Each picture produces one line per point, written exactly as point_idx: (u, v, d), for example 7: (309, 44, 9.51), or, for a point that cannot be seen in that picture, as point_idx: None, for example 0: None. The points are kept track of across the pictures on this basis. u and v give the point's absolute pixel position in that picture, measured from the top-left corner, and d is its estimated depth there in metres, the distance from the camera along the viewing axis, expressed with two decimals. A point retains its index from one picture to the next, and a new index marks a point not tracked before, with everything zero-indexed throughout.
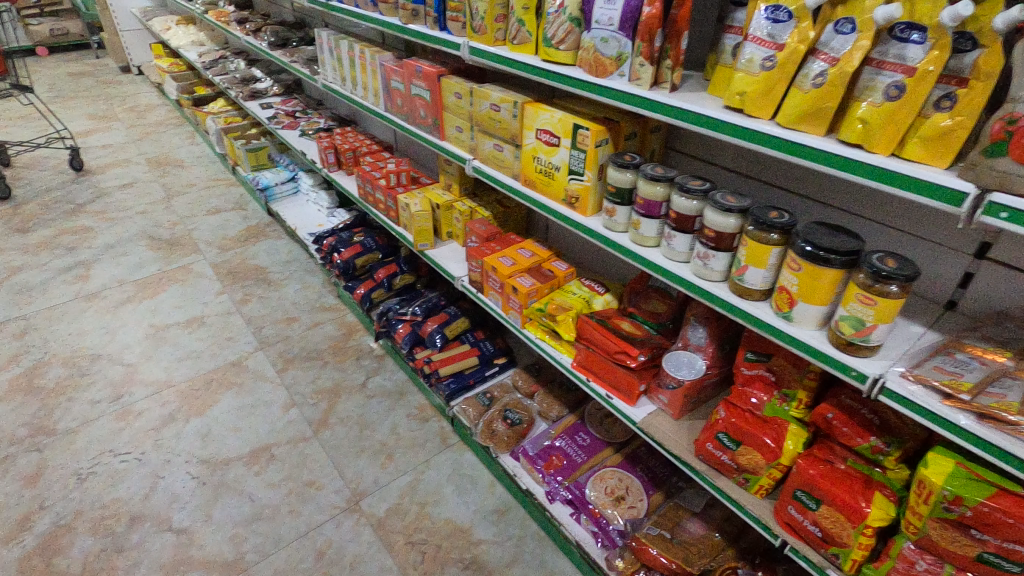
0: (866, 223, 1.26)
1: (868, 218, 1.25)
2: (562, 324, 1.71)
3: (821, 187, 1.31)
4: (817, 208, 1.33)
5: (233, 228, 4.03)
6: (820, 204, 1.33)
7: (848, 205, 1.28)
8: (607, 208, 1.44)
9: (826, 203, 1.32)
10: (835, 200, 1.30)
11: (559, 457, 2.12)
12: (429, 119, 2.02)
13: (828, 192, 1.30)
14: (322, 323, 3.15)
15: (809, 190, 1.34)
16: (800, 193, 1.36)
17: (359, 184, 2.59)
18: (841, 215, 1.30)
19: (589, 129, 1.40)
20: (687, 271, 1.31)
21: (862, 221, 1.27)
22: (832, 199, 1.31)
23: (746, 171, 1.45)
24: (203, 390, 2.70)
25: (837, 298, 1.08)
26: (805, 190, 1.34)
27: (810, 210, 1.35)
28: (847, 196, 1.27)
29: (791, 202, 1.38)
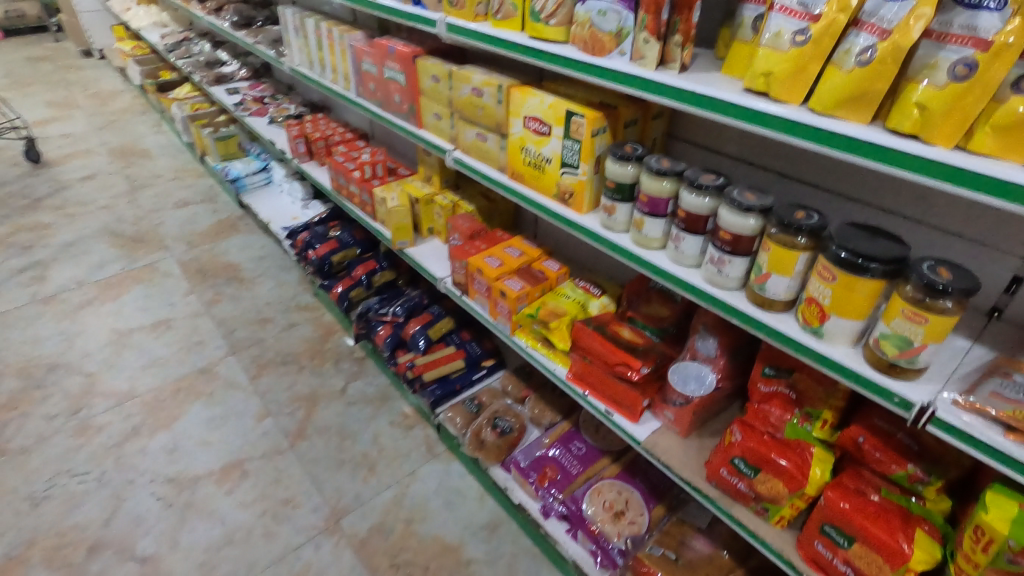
0: (898, 219, 1.12)
1: (902, 215, 1.12)
2: (556, 331, 1.56)
3: (848, 181, 1.17)
4: (842, 204, 1.19)
5: (202, 222, 3.80)
6: (845, 199, 1.19)
7: (878, 200, 1.14)
8: (605, 205, 1.28)
9: (852, 198, 1.18)
10: (864, 194, 1.16)
11: (553, 468, 1.98)
12: (405, 105, 1.83)
13: (855, 185, 1.16)
14: (299, 323, 2.97)
15: (833, 182, 1.20)
16: (822, 187, 1.21)
17: (331, 177, 2.39)
18: (869, 211, 1.16)
19: (584, 116, 1.23)
20: (698, 278, 1.16)
21: (894, 218, 1.13)
22: (860, 194, 1.16)
23: (759, 162, 1.31)
24: (169, 400, 2.52)
25: (876, 312, 0.93)
26: (828, 183, 1.20)
27: (834, 206, 1.21)
28: (879, 190, 1.13)
29: (811, 196, 1.24)
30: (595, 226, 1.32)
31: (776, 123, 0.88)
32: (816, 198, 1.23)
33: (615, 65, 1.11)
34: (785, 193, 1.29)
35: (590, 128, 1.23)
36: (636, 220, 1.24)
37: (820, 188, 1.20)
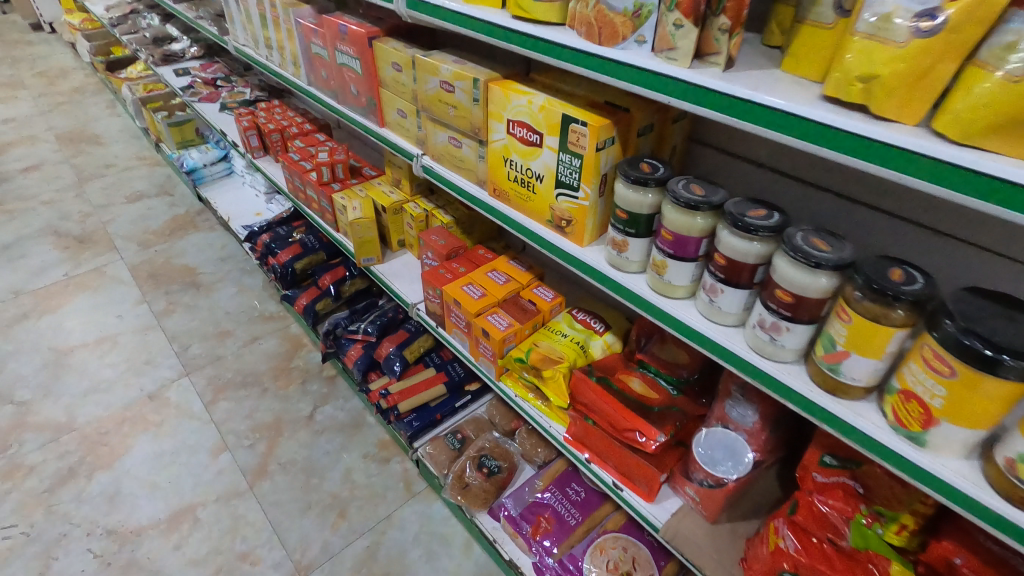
0: (995, 260, 0.86)
1: (976, 244, 0.87)
2: (550, 381, 1.28)
3: (904, 197, 0.92)
4: (894, 225, 0.95)
5: (157, 219, 3.44)
6: (899, 220, 0.94)
7: (943, 223, 0.89)
8: (614, 240, 0.99)
9: (908, 218, 0.93)
10: (925, 215, 0.91)
11: (548, 517, 1.72)
12: (363, 98, 1.50)
13: (913, 204, 0.91)
14: (262, 337, 2.66)
15: (884, 198, 0.95)
16: (869, 204, 0.97)
17: (286, 177, 2.07)
18: (931, 237, 0.91)
19: (586, 125, 0.92)
20: (740, 342, 0.88)
21: (964, 247, 0.88)
22: (920, 214, 0.91)
23: (806, 175, 1.03)
24: (112, 433, 2.22)
25: (1010, 421, 0.65)
26: (877, 200, 0.95)
27: (882, 227, 0.96)
28: (946, 212, 0.88)
29: (854, 215, 0.99)
30: (600, 264, 1.03)
31: (858, 145, 0.61)
32: (860, 217, 0.98)
33: (630, 58, 0.80)
34: (821, 210, 1.03)
35: (594, 141, 0.93)
36: (656, 261, 0.94)
37: (867, 207, 0.95)
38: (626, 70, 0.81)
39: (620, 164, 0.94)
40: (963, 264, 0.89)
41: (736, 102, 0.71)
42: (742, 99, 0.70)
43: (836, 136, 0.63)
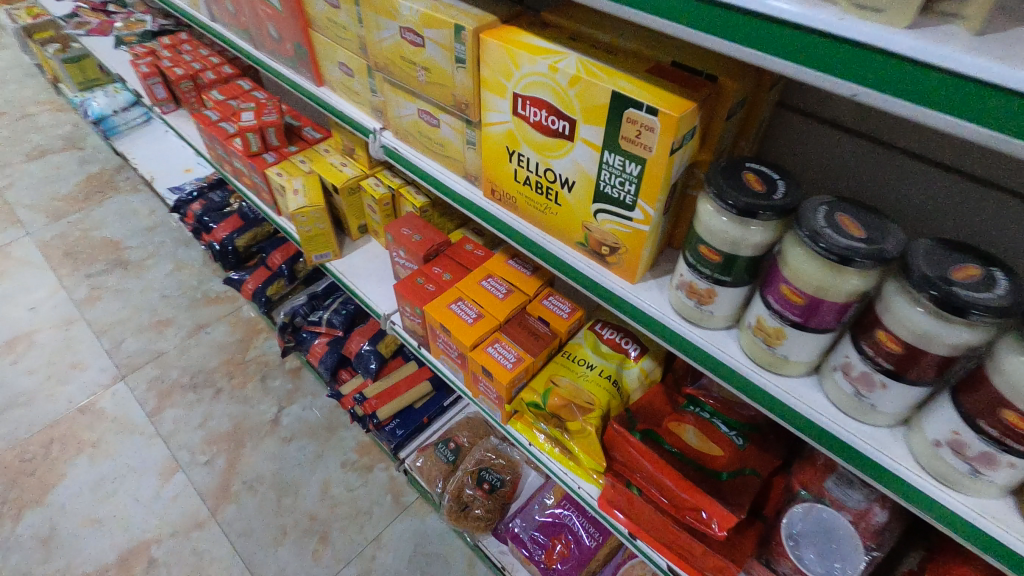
0: None
1: None
2: (576, 432, 0.98)
3: (1010, 162, 0.67)
4: (1010, 207, 0.69)
5: (67, 180, 2.89)
6: (994, 190, 0.70)
7: (982, 169, 0.70)
8: (690, 286, 0.65)
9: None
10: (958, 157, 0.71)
11: (565, 541, 1.49)
12: (288, 44, 1.07)
13: (946, 144, 0.71)
14: (209, 324, 2.28)
15: (943, 147, 0.71)
16: (886, 142, 0.76)
17: (206, 142, 1.62)
18: None
19: (656, 116, 0.55)
20: (901, 456, 0.57)
21: None
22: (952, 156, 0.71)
23: (950, 159, 0.72)
24: (38, 460, 1.88)
25: None
26: (898, 138, 0.74)
27: (1011, 215, 0.70)
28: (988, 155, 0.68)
29: (866, 157, 0.78)
30: (667, 314, 0.69)
31: None
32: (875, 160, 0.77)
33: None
34: (825, 150, 0.82)
35: (669, 142, 0.56)
36: (765, 326, 0.61)
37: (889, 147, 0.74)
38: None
39: (708, 178, 0.58)
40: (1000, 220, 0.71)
41: (768, 27, 0.46)
42: (779, 23, 0.46)
43: (862, 58, 0.43)
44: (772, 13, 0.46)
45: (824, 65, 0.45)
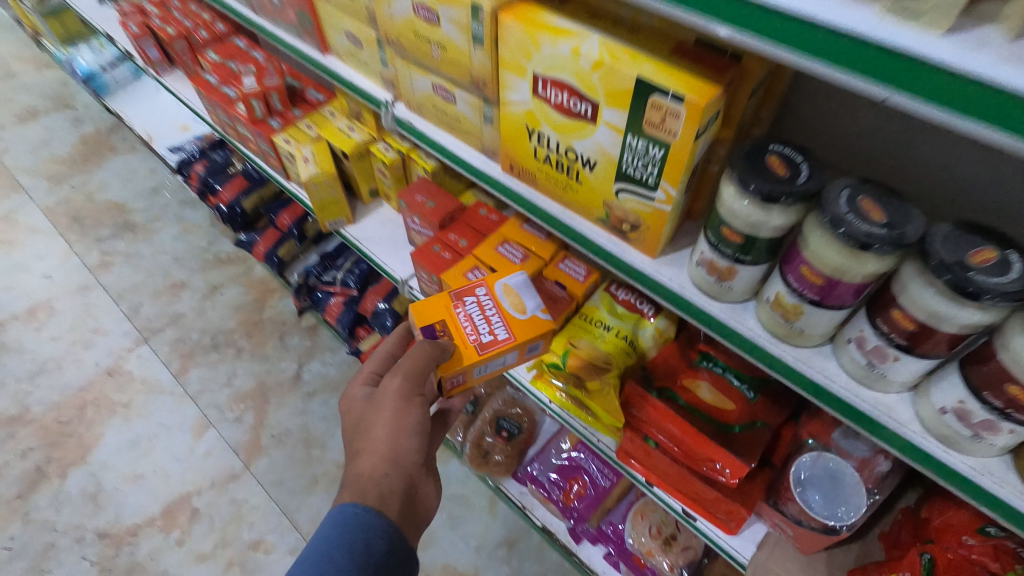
0: None
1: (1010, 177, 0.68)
2: (594, 391, 1.03)
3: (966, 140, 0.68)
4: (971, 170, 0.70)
5: (63, 143, 2.82)
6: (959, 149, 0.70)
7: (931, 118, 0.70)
8: (710, 262, 0.67)
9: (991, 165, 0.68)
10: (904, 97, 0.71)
11: (582, 482, 1.57)
12: (290, 12, 1.05)
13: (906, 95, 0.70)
14: (221, 286, 2.31)
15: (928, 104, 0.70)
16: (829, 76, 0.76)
17: (208, 107, 1.60)
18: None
19: (683, 104, 0.56)
20: (908, 420, 0.61)
21: None
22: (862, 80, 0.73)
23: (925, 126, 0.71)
24: (75, 422, 1.97)
25: None
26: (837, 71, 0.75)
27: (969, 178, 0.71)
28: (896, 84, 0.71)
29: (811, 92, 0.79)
30: (687, 290, 0.72)
31: None
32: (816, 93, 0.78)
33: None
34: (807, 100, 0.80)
35: (693, 131, 0.57)
36: (782, 302, 0.64)
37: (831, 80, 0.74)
38: None
39: (732, 162, 0.60)
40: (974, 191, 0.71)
41: (771, 16, 0.43)
42: (779, 11, 0.42)
43: (885, 65, 0.39)
44: (774, 6, 0.42)
45: (771, 36, 0.43)
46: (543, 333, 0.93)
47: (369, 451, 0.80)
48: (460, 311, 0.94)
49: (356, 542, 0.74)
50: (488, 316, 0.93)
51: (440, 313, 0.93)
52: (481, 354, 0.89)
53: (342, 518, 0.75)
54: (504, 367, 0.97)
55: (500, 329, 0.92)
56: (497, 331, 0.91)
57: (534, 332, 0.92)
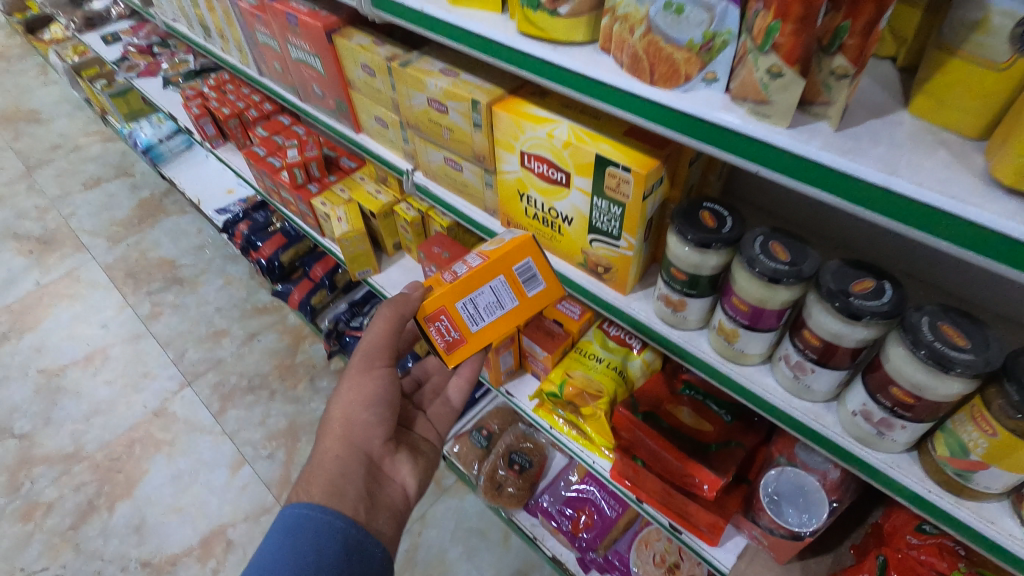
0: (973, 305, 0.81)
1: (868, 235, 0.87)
2: (589, 415, 1.18)
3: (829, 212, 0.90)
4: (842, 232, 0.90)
5: (122, 206, 3.14)
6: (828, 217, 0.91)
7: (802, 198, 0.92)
8: (666, 296, 0.83)
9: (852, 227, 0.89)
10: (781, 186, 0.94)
11: (589, 513, 1.66)
12: (330, 100, 1.27)
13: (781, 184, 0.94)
14: (258, 333, 2.51)
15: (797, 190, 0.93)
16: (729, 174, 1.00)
17: (255, 174, 1.84)
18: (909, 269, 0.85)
19: (631, 173, 0.73)
20: (832, 424, 0.74)
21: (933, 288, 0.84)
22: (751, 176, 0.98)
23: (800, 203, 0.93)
24: (124, 459, 2.15)
25: None
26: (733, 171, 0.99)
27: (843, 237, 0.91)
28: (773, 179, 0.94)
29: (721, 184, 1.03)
30: (652, 320, 0.88)
31: (979, 237, 0.46)
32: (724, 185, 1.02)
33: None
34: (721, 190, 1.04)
35: (641, 194, 0.74)
36: (724, 327, 0.79)
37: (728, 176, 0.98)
38: (610, 90, 0.64)
39: (674, 218, 0.76)
40: (962, 287, 0.81)
41: (687, 119, 0.59)
42: (695, 116, 0.59)
43: (761, 150, 0.55)
44: (691, 112, 0.58)
45: (687, 132, 0.60)
46: (523, 242, 0.87)
47: (332, 425, 0.96)
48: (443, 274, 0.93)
49: (309, 544, 0.81)
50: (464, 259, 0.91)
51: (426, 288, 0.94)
52: (453, 290, 0.85)
53: (296, 511, 0.84)
54: (501, 305, 0.88)
55: (475, 258, 0.89)
56: (472, 259, 0.89)
57: (508, 253, 0.86)
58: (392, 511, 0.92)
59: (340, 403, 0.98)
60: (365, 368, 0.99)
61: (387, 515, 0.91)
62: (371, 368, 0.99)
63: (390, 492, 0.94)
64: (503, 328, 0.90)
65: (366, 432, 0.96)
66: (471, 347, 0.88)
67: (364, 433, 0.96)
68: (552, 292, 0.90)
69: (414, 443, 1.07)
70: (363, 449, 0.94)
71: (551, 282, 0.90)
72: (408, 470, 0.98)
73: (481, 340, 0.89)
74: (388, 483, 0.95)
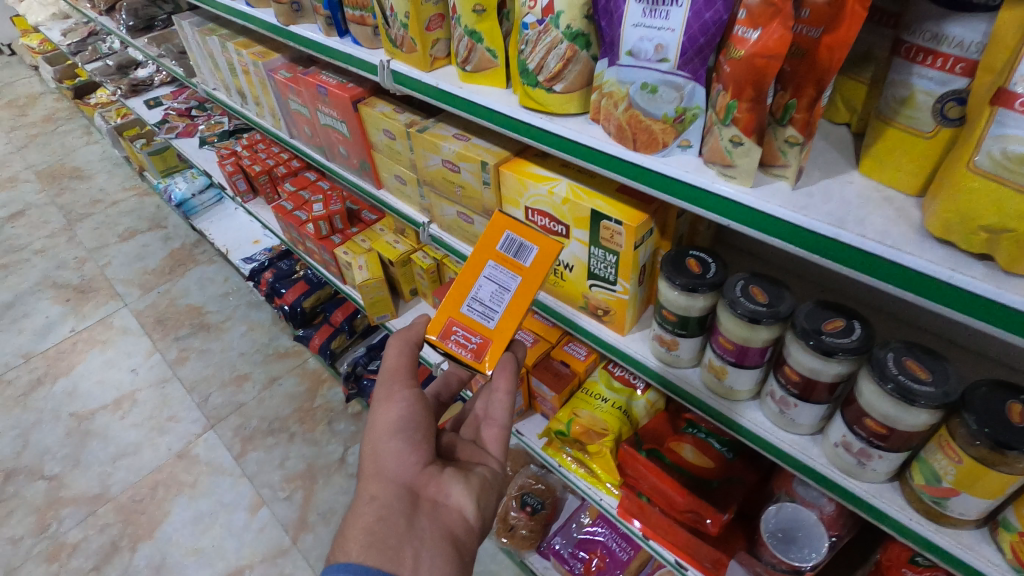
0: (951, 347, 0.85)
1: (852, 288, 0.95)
2: (595, 453, 1.23)
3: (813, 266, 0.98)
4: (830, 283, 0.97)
5: (154, 256, 3.31)
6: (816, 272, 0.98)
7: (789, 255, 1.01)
8: (659, 336, 0.90)
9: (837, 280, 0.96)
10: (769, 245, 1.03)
11: (600, 554, 1.64)
12: (354, 160, 1.39)
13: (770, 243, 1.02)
14: (280, 377, 2.60)
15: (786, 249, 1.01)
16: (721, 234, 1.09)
17: (282, 226, 1.96)
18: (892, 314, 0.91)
19: (623, 226, 0.81)
20: (817, 455, 0.79)
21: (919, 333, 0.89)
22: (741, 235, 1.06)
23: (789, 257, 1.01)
24: (147, 500, 2.21)
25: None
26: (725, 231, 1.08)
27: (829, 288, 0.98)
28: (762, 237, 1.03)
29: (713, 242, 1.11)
30: (648, 359, 0.94)
31: (920, 282, 0.53)
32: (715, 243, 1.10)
33: (645, 73, 0.65)
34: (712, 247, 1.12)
35: (631, 243, 0.82)
36: (713, 364, 0.85)
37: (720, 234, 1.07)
38: (601, 155, 0.73)
39: (663, 264, 0.84)
40: (995, 347, 0.82)
41: (667, 180, 0.68)
42: (674, 178, 0.67)
43: (729, 207, 0.64)
44: (670, 176, 0.67)
45: (669, 190, 0.68)
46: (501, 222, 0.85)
47: (367, 474, 0.85)
48: None
49: None
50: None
51: None
52: (451, 298, 0.87)
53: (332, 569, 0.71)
54: (506, 288, 0.84)
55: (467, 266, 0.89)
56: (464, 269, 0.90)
57: (485, 238, 0.86)
58: (446, 544, 0.77)
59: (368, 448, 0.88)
60: (384, 395, 0.90)
61: (439, 547, 0.76)
62: (390, 394, 0.90)
63: (441, 521, 0.79)
64: (519, 310, 0.83)
65: (399, 462, 0.84)
66: (497, 344, 0.84)
67: (397, 465, 0.84)
68: (547, 249, 0.81)
69: (470, 465, 0.91)
70: (399, 482, 0.82)
71: (542, 241, 0.82)
72: (461, 490, 0.83)
73: (504, 328, 0.84)
74: (440, 512, 0.81)
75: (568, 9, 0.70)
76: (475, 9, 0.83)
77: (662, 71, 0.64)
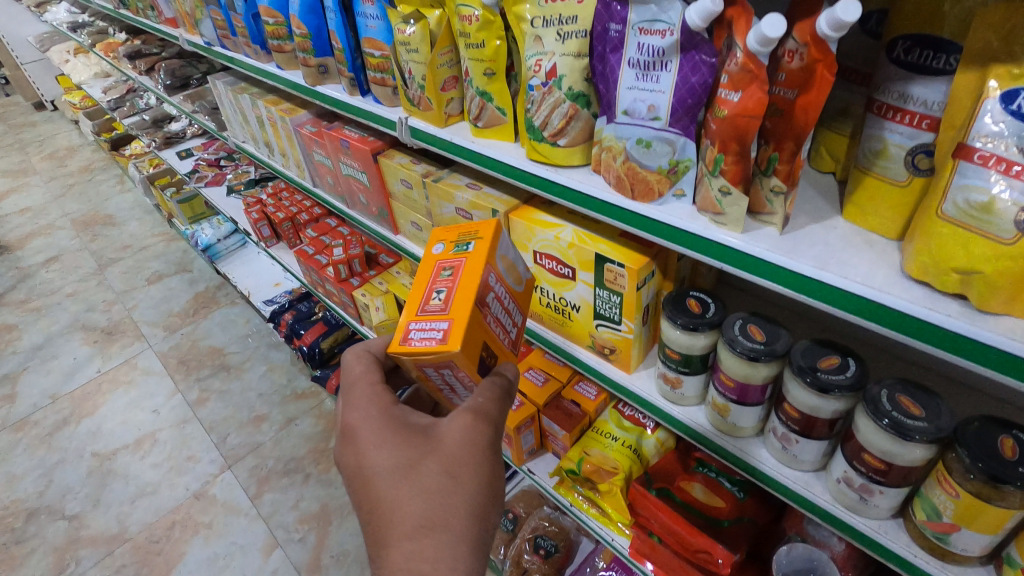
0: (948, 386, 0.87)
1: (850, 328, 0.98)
2: (606, 492, 1.24)
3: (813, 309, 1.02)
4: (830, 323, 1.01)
5: (179, 299, 3.42)
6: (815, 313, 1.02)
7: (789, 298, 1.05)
8: (664, 374, 0.93)
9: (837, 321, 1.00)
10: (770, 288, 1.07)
11: None
12: (373, 208, 1.47)
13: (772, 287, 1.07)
14: (297, 417, 2.63)
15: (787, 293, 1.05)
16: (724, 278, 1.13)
17: (304, 270, 2.04)
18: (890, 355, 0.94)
19: (625, 268, 0.86)
20: (821, 492, 0.81)
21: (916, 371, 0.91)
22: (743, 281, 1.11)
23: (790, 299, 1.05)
24: (163, 541, 2.22)
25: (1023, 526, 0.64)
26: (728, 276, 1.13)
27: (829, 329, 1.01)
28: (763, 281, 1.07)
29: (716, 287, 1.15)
30: (653, 397, 0.97)
31: (901, 322, 0.56)
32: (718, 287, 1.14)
33: (639, 130, 0.71)
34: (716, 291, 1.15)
35: (633, 284, 0.86)
36: (716, 402, 0.88)
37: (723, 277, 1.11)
38: (602, 204, 0.79)
39: (664, 305, 0.88)
40: (1005, 391, 0.83)
41: (667, 228, 0.73)
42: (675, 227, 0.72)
43: (724, 253, 0.68)
44: (670, 224, 0.72)
45: (668, 236, 0.73)
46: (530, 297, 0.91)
47: (449, 521, 0.65)
48: (490, 320, 0.77)
49: None
50: (507, 308, 0.83)
51: (478, 336, 0.74)
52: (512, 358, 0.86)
53: None
54: None
55: (516, 316, 0.86)
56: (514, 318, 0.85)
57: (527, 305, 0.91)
58: None
59: (466, 493, 0.67)
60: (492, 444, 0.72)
61: None
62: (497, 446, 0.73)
63: None
64: None
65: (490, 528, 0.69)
66: None
67: (488, 531, 0.69)
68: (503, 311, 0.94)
69: None
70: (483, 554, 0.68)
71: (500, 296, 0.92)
72: None
73: None
74: None
75: (569, 74, 0.77)
76: (485, 73, 0.91)
77: (655, 128, 0.70)
